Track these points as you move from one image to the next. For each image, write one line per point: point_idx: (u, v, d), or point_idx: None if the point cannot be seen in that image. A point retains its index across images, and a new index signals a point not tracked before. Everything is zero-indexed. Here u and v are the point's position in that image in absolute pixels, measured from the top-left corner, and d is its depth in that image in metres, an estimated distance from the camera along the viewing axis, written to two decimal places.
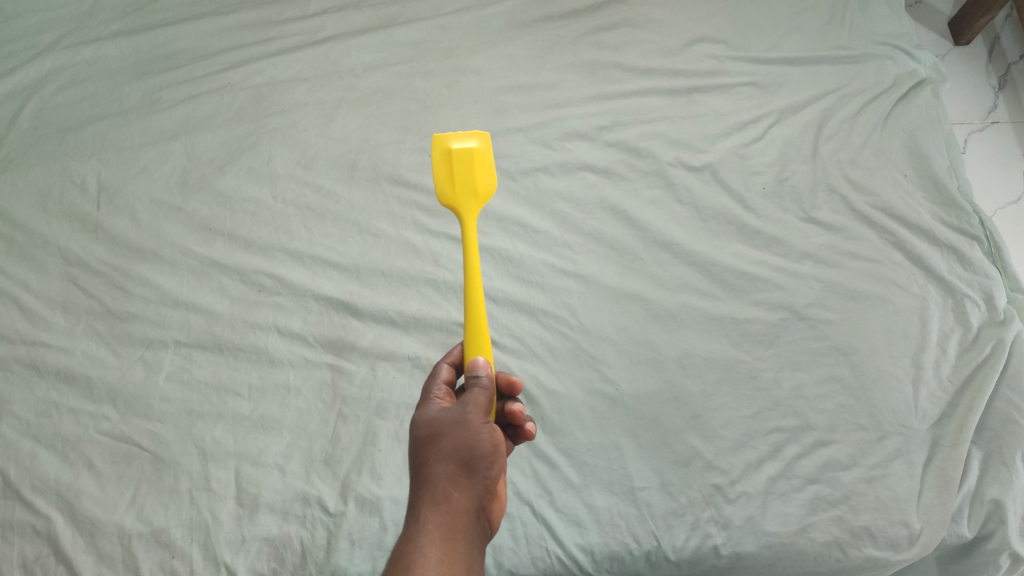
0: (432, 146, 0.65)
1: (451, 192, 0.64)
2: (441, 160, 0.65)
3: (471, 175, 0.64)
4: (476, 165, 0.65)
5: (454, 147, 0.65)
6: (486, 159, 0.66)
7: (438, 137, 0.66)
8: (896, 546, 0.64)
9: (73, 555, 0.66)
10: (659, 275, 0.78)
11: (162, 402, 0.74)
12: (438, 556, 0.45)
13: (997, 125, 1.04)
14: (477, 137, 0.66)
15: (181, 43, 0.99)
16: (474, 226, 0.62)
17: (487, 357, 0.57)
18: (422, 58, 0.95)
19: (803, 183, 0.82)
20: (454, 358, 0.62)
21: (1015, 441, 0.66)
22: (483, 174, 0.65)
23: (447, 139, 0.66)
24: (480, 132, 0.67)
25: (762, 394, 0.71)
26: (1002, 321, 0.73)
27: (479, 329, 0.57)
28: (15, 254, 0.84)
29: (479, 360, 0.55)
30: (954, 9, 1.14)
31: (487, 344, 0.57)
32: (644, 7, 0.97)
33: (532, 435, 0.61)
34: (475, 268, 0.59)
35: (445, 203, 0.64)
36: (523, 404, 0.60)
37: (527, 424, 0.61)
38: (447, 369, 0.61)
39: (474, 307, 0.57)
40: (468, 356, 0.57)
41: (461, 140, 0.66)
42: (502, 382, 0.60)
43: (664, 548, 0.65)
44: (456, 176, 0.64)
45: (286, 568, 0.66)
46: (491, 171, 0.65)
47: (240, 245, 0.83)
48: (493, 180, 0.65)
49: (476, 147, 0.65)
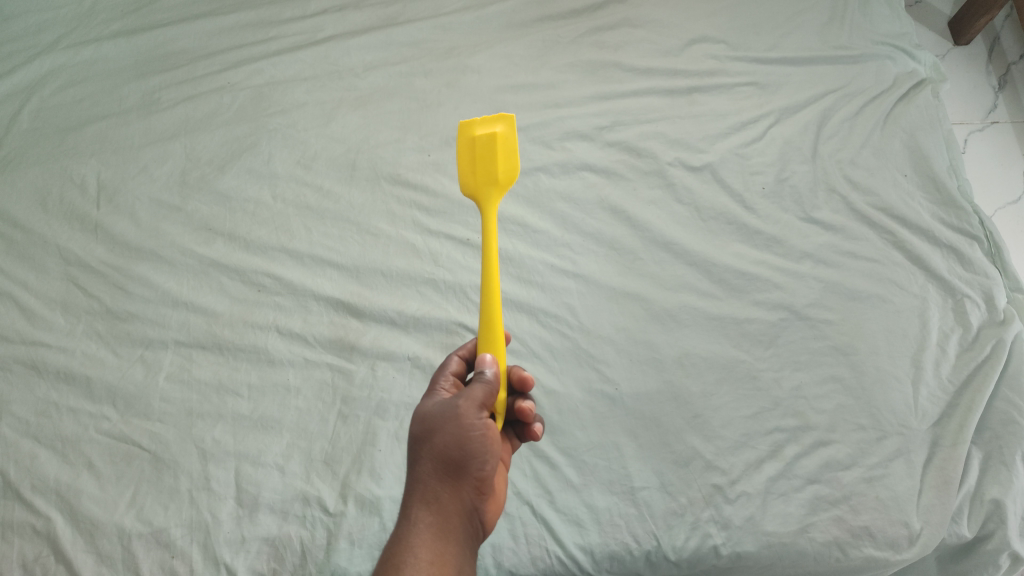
0: (458, 134, 0.64)
1: (473, 180, 0.63)
2: (465, 149, 0.64)
3: (494, 163, 0.63)
4: (499, 151, 0.63)
5: (479, 134, 0.63)
6: (511, 145, 0.63)
7: (463, 124, 0.65)
8: (896, 546, 0.63)
9: (73, 555, 0.66)
10: (658, 274, 0.78)
11: (162, 402, 0.74)
12: (428, 557, 0.47)
13: (998, 125, 1.04)
14: (502, 121, 0.64)
15: (180, 43, 0.99)
16: (495, 218, 0.61)
17: (497, 356, 0.56)
18: (421, 57, 0.95)
19: (803, 183, 0.82)
20: (466, 352, 0.62)
21: (1016, 441, 0.66)
22: (506, 161, 0.63)
23: (471, 126, 0.64)
24: (506, 115, 0.64)
25: (762, 394, 0.71)
26: (1002, 321, 0.73)
27: (494, 326, 0.57)
28: (15, 254, 0.84)
29: (488, 357, 0.55)
30: (954, 9, 1.14)
31: (498, 343, 0.56)
32: (644, 7, 0.97)
33: (538, 436, 0.63)
34: (493, 263, 0.58)
35: (467, 192, 0.63)
36: (533, 402, 0.63)
37: (535, 424, 0.63)
38: (458, 361, 0.61)
39: (489, 304, 0.56)
40: (479, 352, 0.57)
41: (487, 126, 0.64)
42: (514, 377, 0.63)
43: (663, 548, 0.65)
44: (479, 164, 0.63)
45: (286, 568, 0.66)
46: (515, 158, 0.63)
47: (240, 245, 0.83)
48: (516, 167, 0.63)
49: (500, 132, 0.63)
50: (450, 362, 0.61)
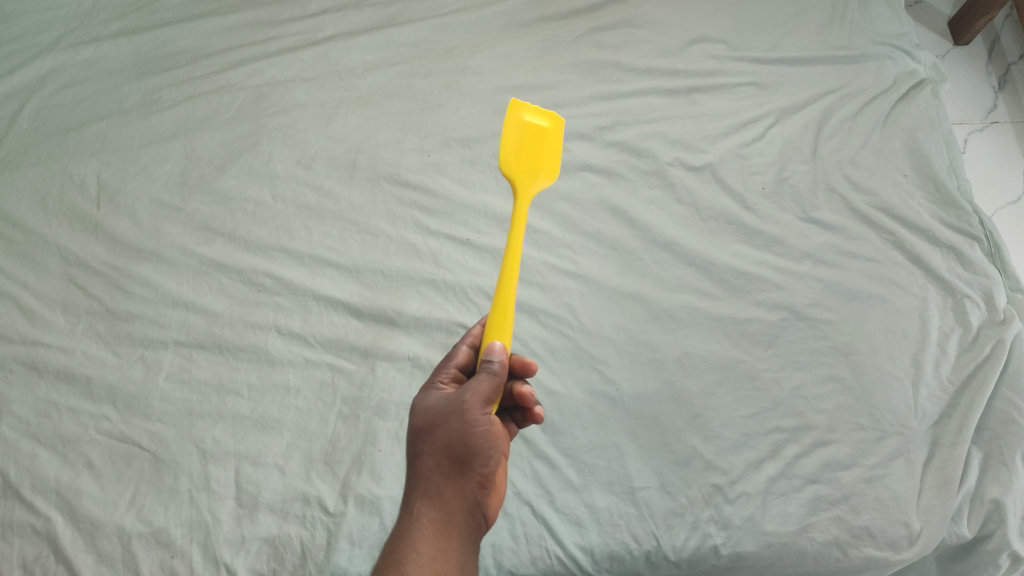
0: (507, 112, 0.66)
1: (514, 163, 0.65)
2: (514, 131, 0.66)
3: (538, 155, 0.65)
4: (545, 146, 0.66)
5: (529, 121, 0.66)
6: (556, 142, 0.67)
7: (522, 103, 0.67)
8: (896, 546, 0.63)
9: (73, 555, 0.66)
10: (658, 275, 0.78)
11: (162, 402, 0.74)
12: (430, 553, 0.48)
13: (997, 125, 1.04)
14: (551, 117, 0.67)
15: (181, 42, 0.99)
16: (526, 210, 0.62)
17: (505, 344, 0.55)
18: (421, 58, 0.96)
19: (803, 183, 0.82)
20: (473, 342, 0.61)
21: (1016, 441, 0.66)
22: (550, 156, 0.66)
23: (526, 109, 0.67)
24: (556, 114, 0.68)
25: (762, 394, 0.71)
26: (1002, 321, 0.73)
27: (504, 314, 0.56)
28: (15, 254, 0.84)
29: (496, 345, 0.54)
30: (953, 9, 1.14)
31: (506, 329, 0.56)
32: (645, 7, 0.97)
33: (540, 419, 0.63)
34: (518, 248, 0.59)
35: (505, 171, 0.64)
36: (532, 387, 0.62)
37: (536, 407, 0.63)
38: (465, 352, 0.60)
39: (501, 294, 0.56)
40: (487, 339, 0.56)
41: (535, 116, 0.67)
42: (515, 362, 0.64)
43: (663, 548, 0.65)
44: (525, 148, 0.65)
45: (286, 568, 0.66)
46: (557, 157, 0.66)
47: (240, 245, 0.83)
48: (557, 166, 0.66)
49: (548, 126, 0.67)
50: (457, 354, 0.60)
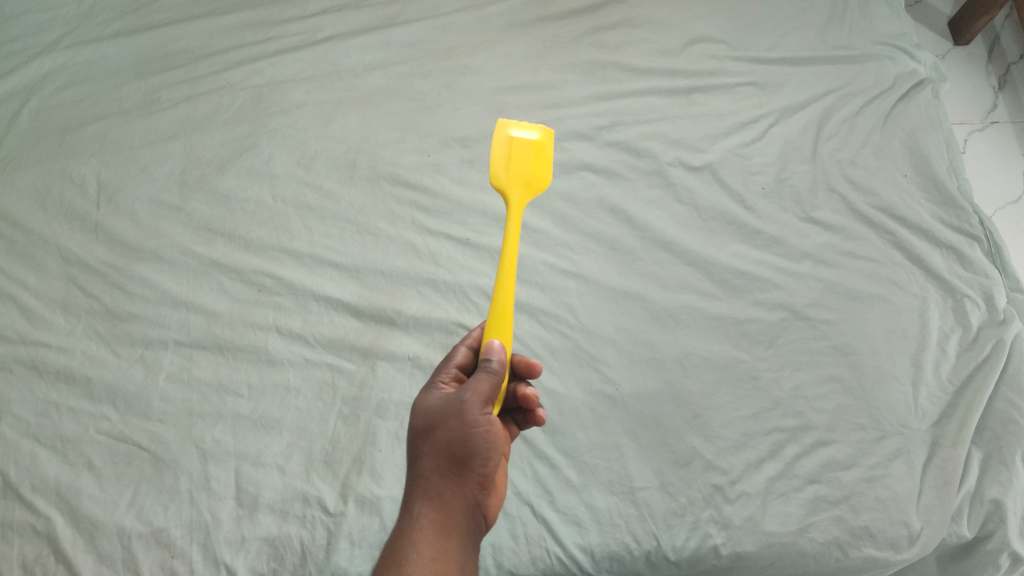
0: (494, 131, 0.66)
1: (504, 176, 0.64)
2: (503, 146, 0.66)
3: (528, 167, 0.65)
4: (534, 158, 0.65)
5: (515, 136, 0.66)
6: (545, 154, 0.66)
7: (508, 121, 0.67)
8: (896, 546, 0.63)
9: (73, 555, 0.66)
10: (659, 274, 0.78)
11: (162, 402, 0.74)
12: (430, 554, 0.48)
13: (997, 125, 1.04)
14: (540, 130, 0.67)
15: (180, 42, 0.99)
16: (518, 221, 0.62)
17: (504, 344, 0.56)
18: (421, 58, 0.96)
19: (803, 183, 0.82)
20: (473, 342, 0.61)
21: (1016, 441, 0.66)
22: (539, 168, 0.65)
23: (513, 126, 0.67)
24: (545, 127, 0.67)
25: (762, 394, 0.71)
26: (1002, 321, 0.73)
27: (503, 316, 0.57)
28: (15, 254, 0.84)
29: (495, 345, 0.54)
30: (953, 9, 1.14)
31: (506, 330, 0.56)
32: (644, 7, 0.97)
33: (542, 420, 0.64)
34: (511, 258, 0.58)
35: (495, 185, 0.64)
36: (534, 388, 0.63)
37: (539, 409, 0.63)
38: (465, 352, 0.60)
39: (500, 294, 0.57)
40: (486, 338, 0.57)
41: (523, 130, 0.66)
42: (520, 363, 0.64)
43: (664, 548, 0.65)
44: (513, 162, 0.65)
45: (286, 568, 0.66)
46: (547, 168, 0.65)
47: (240, 245, 0.83)
48: (546, 176, 0.65)
49: (538, 138, 0.66)
50: (457, 354, 0.60)
